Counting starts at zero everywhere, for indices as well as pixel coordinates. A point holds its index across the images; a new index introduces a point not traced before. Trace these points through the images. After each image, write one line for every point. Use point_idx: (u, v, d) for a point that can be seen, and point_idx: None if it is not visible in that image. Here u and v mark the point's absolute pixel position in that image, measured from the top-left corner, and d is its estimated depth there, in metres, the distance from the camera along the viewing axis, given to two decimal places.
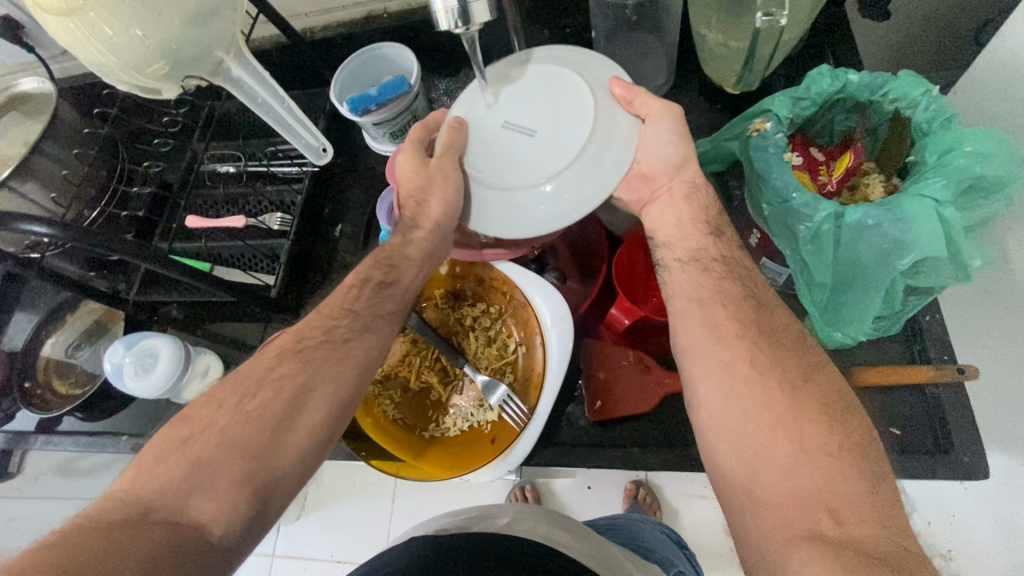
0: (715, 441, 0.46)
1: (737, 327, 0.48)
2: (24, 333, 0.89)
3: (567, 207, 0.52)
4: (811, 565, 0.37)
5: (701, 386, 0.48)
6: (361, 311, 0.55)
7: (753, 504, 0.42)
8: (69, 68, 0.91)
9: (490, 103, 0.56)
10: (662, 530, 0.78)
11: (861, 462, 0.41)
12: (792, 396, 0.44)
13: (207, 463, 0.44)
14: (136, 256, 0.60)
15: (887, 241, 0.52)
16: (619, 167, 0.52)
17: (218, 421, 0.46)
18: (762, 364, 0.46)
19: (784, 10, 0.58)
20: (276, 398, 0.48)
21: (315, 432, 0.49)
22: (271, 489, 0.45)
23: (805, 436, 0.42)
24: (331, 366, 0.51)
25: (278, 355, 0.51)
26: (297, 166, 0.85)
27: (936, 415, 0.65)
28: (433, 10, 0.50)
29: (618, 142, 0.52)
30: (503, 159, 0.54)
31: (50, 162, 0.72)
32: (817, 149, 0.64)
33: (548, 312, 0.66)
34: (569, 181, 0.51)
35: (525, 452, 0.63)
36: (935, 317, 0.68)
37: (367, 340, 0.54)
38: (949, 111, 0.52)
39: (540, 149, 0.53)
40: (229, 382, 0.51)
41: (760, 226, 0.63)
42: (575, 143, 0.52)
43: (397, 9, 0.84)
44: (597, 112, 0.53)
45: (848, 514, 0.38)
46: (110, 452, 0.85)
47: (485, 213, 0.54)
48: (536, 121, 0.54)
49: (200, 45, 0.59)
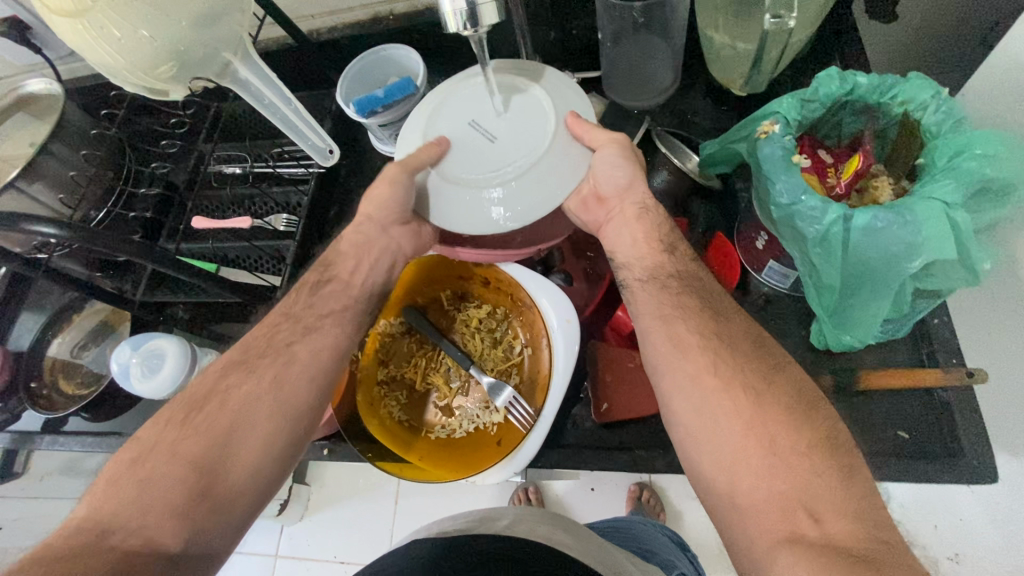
0: (695, 455, 0.46)
1: (699, 340, 0.49)
2: (30, 334, 0.88)
3: (498, 216, 0.53)
4: (798, 567, 0.37)
5: (673, 400, 0.48)
6: (300, 314, 0.58)
7: (738, 513, 0.42)
8: (76, 69, 0.92)
9: (465, 99, 0.57)
10: (664, 532, 0.78)
11: (831, 458, 0.42)
12: (757, 402, 0.44)
13: (158, 481, 0.45)
14: (144, 256, 0.60)
15: (897, 243, 0.51)
16: (556, 194, 0.53)
17: (164, 437, 0.49)
18: (726, 375, 0.46)
19: (791, 13, 0.57)
20: (224, 408, 0.50)
21: (273, 433, 0.50)
22: (226, 501, 0.47)
23: (774, 439, 0.42)
24: (288, 372, 0.54)
25: (223, 370, 0.54)
26: (303, 167, 0.85)
27: (945, 420, 0.65)
28: (441, 12, 0.50)
29: (571, 161, 0.54)
30: (461, 155, 0.55)
31: (55, 162, 0.72)
32: (825, 151, 0.63)
33: (555, 314, 0.66)
34: (505, 193, 0.53)
35: (530, 455, 0.63)
36: (944, 320, 0.67)
37: (311, 343, 0.56)
38: (959, 114, 0.53)
39: (494, 154, 0.54)
40: (182, 396, 0.52)
41: (766, 228, 0.62)
42: (531, 155, 0.53)
43: (403, 10, 0.83)
44: (558, 130, 0.54)
45: (826, 512, 0.39)
46: (116, 452, 0.85)
47: (429, 203, 0.56)
48: (499, 128, 0.55)
49: (208, 47, 0.59)
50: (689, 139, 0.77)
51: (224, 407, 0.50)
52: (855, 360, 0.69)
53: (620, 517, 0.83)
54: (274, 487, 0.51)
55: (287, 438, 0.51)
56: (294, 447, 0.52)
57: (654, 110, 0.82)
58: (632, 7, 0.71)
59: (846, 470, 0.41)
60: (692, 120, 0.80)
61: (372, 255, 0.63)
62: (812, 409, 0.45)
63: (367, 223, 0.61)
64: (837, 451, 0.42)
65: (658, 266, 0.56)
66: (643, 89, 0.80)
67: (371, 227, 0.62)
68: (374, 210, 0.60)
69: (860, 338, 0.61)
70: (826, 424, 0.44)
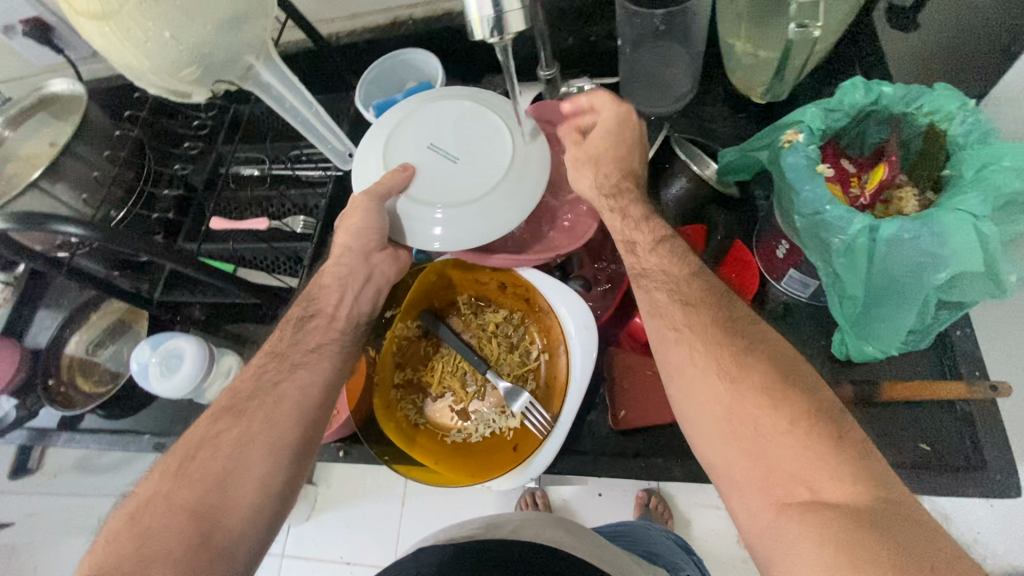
0: (700, 443, 0.46)
1: (675, 334, 0.49)
2: (48, 332, 0.90)
3: (468, 232, 0.58)
4: (803, 543, 0.37)
5: (675, 395, 0.48)
6: (286, 352, 0.58)
7: (737, 488, 0.42)
8: (97, 69, 0.93)
9: (418, 127, 0.62)
10: (670, 536, 0.77)
11: (820, 425, 0.41)
12: (733, 386, 0.44)
13: (157, 533, 0.45)
14: (165, 255, 0.60)
15: (923, 255, 0.51)
16: (522, 209, 0.59)
17: (161, 489, 0.48)
18: (710, 358, 0.46)
19: (818, 22, 0.57)
20: (217, 455, 0.50)
21: (270, 468, 0.50)
22: (228, 548, 0.47)
23: (756, 423, 0.42)
24: (278, 411, 0.53)
25: (213, 417, 0.53)
26: (321, 170, 0.85)
27: (968, 432, 0.64)
28: (467, 18, 0.51)
29: (529, 183, 0.60)
30: (427, 177, 0.60)
31: (80, 162, 0.73)
32: (848, 161, 0.63)
33: (573, 321, 0.66)
34: (475, 213, 0.58)
35: (546, 463, 0.64)
36: (966, 331, 0.67)
37: (299, 379, 0.56)
38: (987, 126, 0.52)
39: (458, 177, 0.60)
40: (176, 447, 0.52)
41: (788, 236, 0.62)
42: (492, 179, 0.59)
43: (423, 15, 0.84)
44: (515, 156, 0.60)
45: (820, 481, 0.39)
46: (133, 450, 0.85)
47: (400, 223, 0.60)
48: (460, 152, 0.61)
49: (231, 50, 0.60)
50: (707, 145, 0.77)
51: (229, 435, 0.51)
52: (874, 370, 0.68)
53: (626, 521, 0.82)
54: (275, 523, 0.51)
55: (285, 472, 0.51)
56: (292, 483, 0.52)
57: (672, 116, 0.82)
58: (653, 15, 0.71)
59: (834, 436, 0.40)
60: (710, 127, 0.80)
61: (356, 286, 0.62)
62: (796, 382, 0.43)
63: (348, 255, 0.61)
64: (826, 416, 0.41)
65: (684, 269, 0.53)
66: (660, 95, 0.80)
67: (352, 257, 0.61)
68: (354, 240, 0.60)
69: (882, 348, 0.60)
70: (812, 395, 0.43)
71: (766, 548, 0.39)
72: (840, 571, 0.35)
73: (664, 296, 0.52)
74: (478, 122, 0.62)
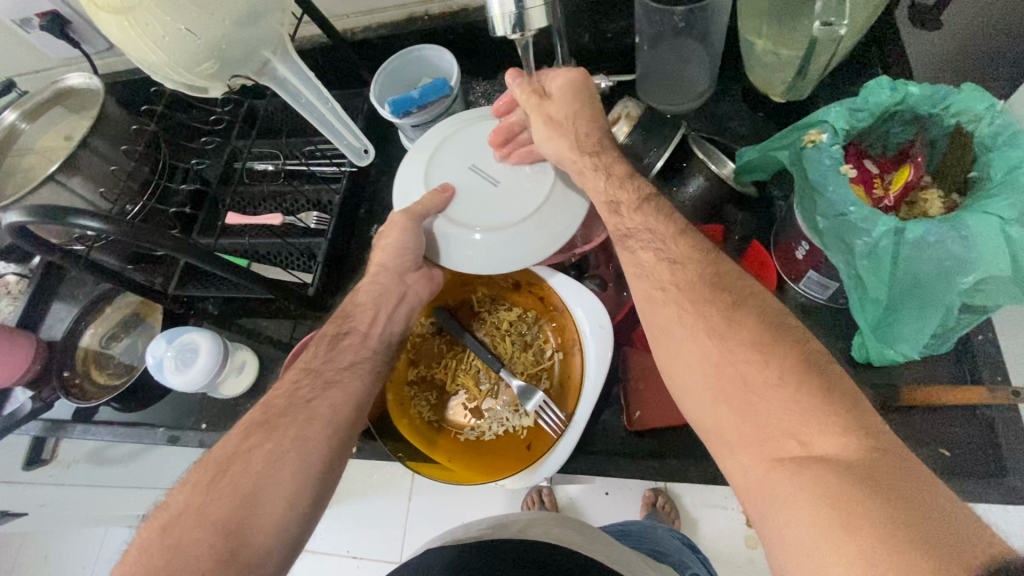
0: (695, 408, 0.45)
1: (663, 294, 0.49)
2: (63, 324, 0.91)
3: (503, 256, 0.61)
4: (796, 498, 0.36)
5: (669, 364, 0.48)
6: (319, 369, 0.59)
7: (730, 448, 0.42)
8: (112, 63, 0.93)
9: (460, 152, 0.66)
10: (674, 534, 0.77)
11: (812, 378, 0.40)
12: (723, 344, 0.44)
13: (187, 548, 0.45)
14: (183, 249, 0.59)
15: (950, 257, 0.51)
16: (557, 239, 0.61)
17: (191, 502, 0.48)
18: (701, 315, 0.46)
19: (845, 20, 0.56)
20: (247, 472, 0.50)
21: (299, 487, 0.51)
22: (257, 566, 0.47)
23: (746, 379, 0.42)
24: (309, 429, 0.54)
25: (245, 431, 0.53)
26: (336, 166, 0.86)
27: (989, 438, 0.64)
28: (489, 15, 0.51)
29: (566, 211, 0.62)
30: (467, 201, 0.63)
31: (96, 156, 0.74)
32: (871, 161, 0.63)
33: (588, 320, 0.65)
34: (509, 237, 0.61)
35: (558, 463, 0.63)
36: (988, 336, 0.66)
37: (330, 398, 0.57)
38: (1016, 127, 0.51)
39: (495, 202, 0.63)
40: (207, 459, 0.52)
41: (810, 238, 0.61)
42: (529, 205, 0.62)
43: (439, 11, 0.83)
44: (553, 182, 0.62)
45: (811, 434, 0.38)
46: (146, 443, 0.86)
47: (437, 244, 0.63)
48: (500, 178, 0.64)
49: (248, 46, 0.59)
50: (722, 144, 0.76)
51: (256, 449, 0.52)
52: (892, 373, 0.68)
53: (632, 520, 0.82)
54: (301, 540, 0.51)
55: (312, 491, 0.51)
56: (318, 501, 0.52)
57: (689, 114, 0.81)
58: (674, 13, 0.70)
59: (825, 389, 0.39)
60: (728, 126, 0.79)
61: (391, 306, 0.66)
62: (787, 338, 0.43)
63: (382, 274, 0.65)
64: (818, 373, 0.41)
65: (672, 227, 0.52)
66: (677, 93, 0.79)
67: (386, 278, 0.65)
68: (389, 260, 0.64)
69: (906, 351, 0.60)
70: (804, 350, 0.42)
71: (761, 504, 0.39)
72: (831, 527, 0.34)
73: (652, 256, 0.51)
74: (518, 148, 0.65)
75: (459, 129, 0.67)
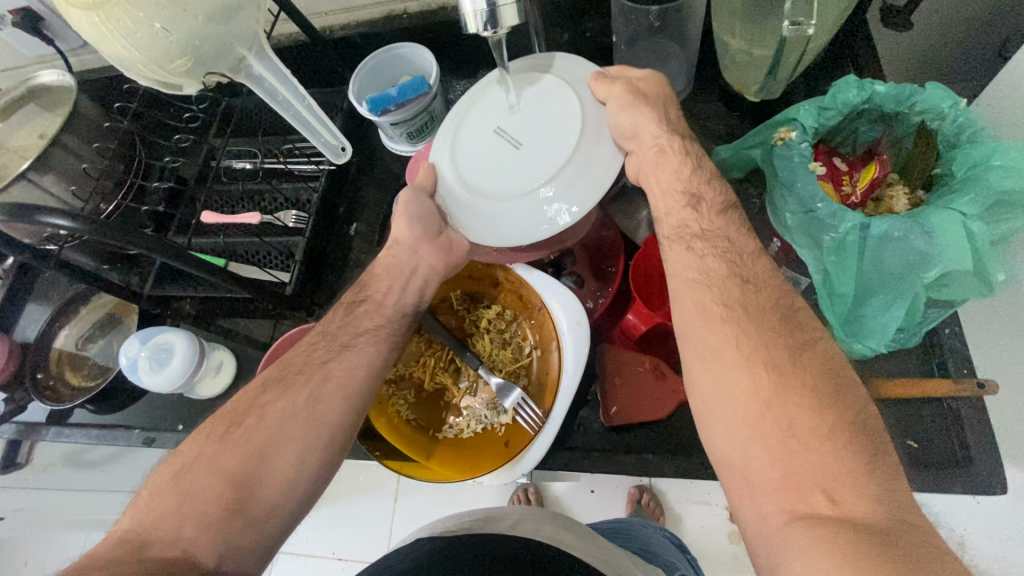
0: (716, 445, 0.45)
1: (723, 311, 0.48)
2: (37, 325, 0.89)
3: (525, 226, 0.54)
4: (812, 549, 0.37)
5: (701, 394, 0.47)
6: (336, 332, 0.60)
7: (753, 489, 0.42)
8: (87, 60, 0.91)
9: (482, 113, 0.58)
10: (665, 534, 0.78)
11: (856, 439, 0.41)
12: (779, 381, 0.44)
13: (196, 491, 0.46)
14: (155, 249, 0.58)
15: (914, 253, 0.52)
16: (591, 197, 0.53)
17: (205, 451, 0.49)
18: (749, 347, 0.46)
19: (811, 19, 0.58)
20: (262, 424, 0.51)
21: (309, 447, 0.51)
22: (266, 517, 0.47)
23: (793, 424, 0.42)
24: (323, 390, 0.54)
25: (263, 386, 0.54)
26: (314, 164, 0.85)
27: (956, 431, 0.65)
28: (461, 12, 0.51)
29: (596, 173, 0.54)
30: (487, 165, 0.56)
31: (68, 154, 0.73)
32: (839, 160, 0.65)
33: (564, 317, 0.65)
34: (531, 206, 0.54)
35: (536, 459, 0.64)
36: (955, 330, 0.68)
37: (345, 360, 0.57)
38: (976, 124, 0.53)
39: (517, 165, 0.55)
40: (225, 408, 0.53)
41: (779, 234, 0.62)
42: (553, 167, 0.54)
43: (417, 9, 0.83)
44: (583, 138, 0.54)
45: (842, 493, 0.39)
46: (121, 445, 0.85)
47: (455, 216, 0.58)
48: (525, 135, 0.56)
49: (223, 43, 0.59)
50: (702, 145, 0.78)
51: (258, 425, 0.51)
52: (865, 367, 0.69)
53: (620, 518, 0.82)
54: (310, 499, 0.51)
55: (320, 455, 0.51)
56: (326, 471, 0.52)
57: None
58: (650, 11, 0.71)
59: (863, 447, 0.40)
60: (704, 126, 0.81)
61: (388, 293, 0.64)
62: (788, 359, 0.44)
63: (398, 246, 0.63)
64: (843, 404, 0.42)
65: (754, 244, 0.51)
66: None
67: (401, 250, 0.63)
68: (402, 235, 0.63)
69: (873, 346, 0.58)
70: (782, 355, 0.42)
71: (772, 552, 0.40)
72: None
73: (726, 267, 0.50)
74: (549, 101, 0.56)
75: (480, 92, 0.60)
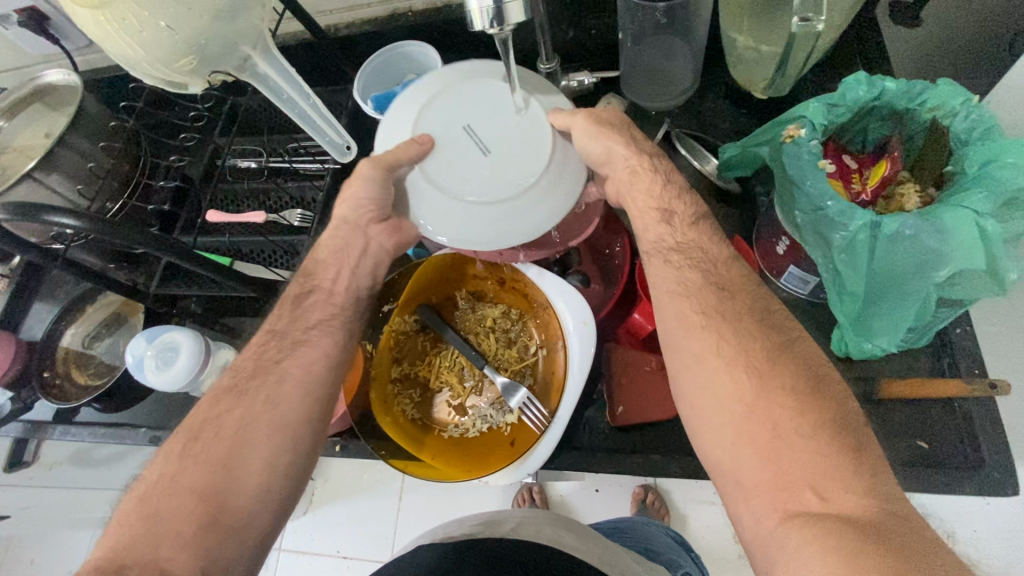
0: (710, 450, 0.45)
1: (701, 320, 0.47)
2: (43, 323, 0.89)
3: (478, 233, 0.55)
4: (810, 548, 0.37)
5: (688, 398, 0.47)
6: (286, 329, 0.57)
7: (742, 491, 0.42)
8: (93, 60, 0.92)
9: (457, 104, 0.56)
10: (668, 533, 0.77)
11: (839, 436, 0.41)
12: (760, 382, 0.43)
13: (166, 513, 0.46)
14: (159, 248, 0.58)
15: (925, 250, 0.52)
16: (547, 220, 0.54)
17: (168, 470, 0.49)
18: (730, 352, 0.45)
19: (821, 15, 0.57)
20: (222, 435, 0.50)
21: (275, 448, 0.51)
22: (239, 526, 0.48)
23: (777, 424, 0.42)
24: (280, 390, 0.53)
25: (214, 397, 0.53)
26: (319, 163, 0.84)
27: (966, 431, 0.65)
28: (466, 10, 0.50)
29: (556, 198, 0.54)
30: (452, 161, 0.55)
31: (75, 153, 0.73)
32: (850, 157, 0.64)
33: (571, 317, 0.65)
34: (488, 216, 0.54)
35: (541, 460, 0.63)
36: (966, 329, 0.67)
37: (300, 357, 0.55)
38: (990, 121, 0.52)
39: (481, 171, 0.54)
40: (185, 422, 0.52)
41: (789, 233, 0.62)
42: (516, 183, 0.54)
43: (422, 7, 0.82)
44: (551, 162, 0.54)
45: (831, 490, 0.39)
46: (128, 443, 0.85)
47: (410, 202, 0.56)
48: (495, 142, 0.55)
49: (227, 41, 0.58)
50: (708, 142, 0.77)
51: (228, 433, 0.50)
52: (873, 366, 0.69)
53: (624, 517, 0.81)
54: (288, 500, 0.51)
55: (287, 452, 0.51)
56: (299, 470, 0.52)
57: (670, 112, 0.82)
58: (656, 8, 0.70)
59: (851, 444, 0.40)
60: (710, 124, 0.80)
61: None
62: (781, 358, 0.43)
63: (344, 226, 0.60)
64: (833, 406, 0.42)
65: (726, 252, 0.52)
66: (665, 90, 0.79)
67: (347, 230, 0.60)
68: (347, 211, 0.59)
69: (884, 344, 0.60)
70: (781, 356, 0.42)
71: (767, 552, 0.39)
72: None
73: (703, 276, 0.49)
74: (525, 114, 0.55)
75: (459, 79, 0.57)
